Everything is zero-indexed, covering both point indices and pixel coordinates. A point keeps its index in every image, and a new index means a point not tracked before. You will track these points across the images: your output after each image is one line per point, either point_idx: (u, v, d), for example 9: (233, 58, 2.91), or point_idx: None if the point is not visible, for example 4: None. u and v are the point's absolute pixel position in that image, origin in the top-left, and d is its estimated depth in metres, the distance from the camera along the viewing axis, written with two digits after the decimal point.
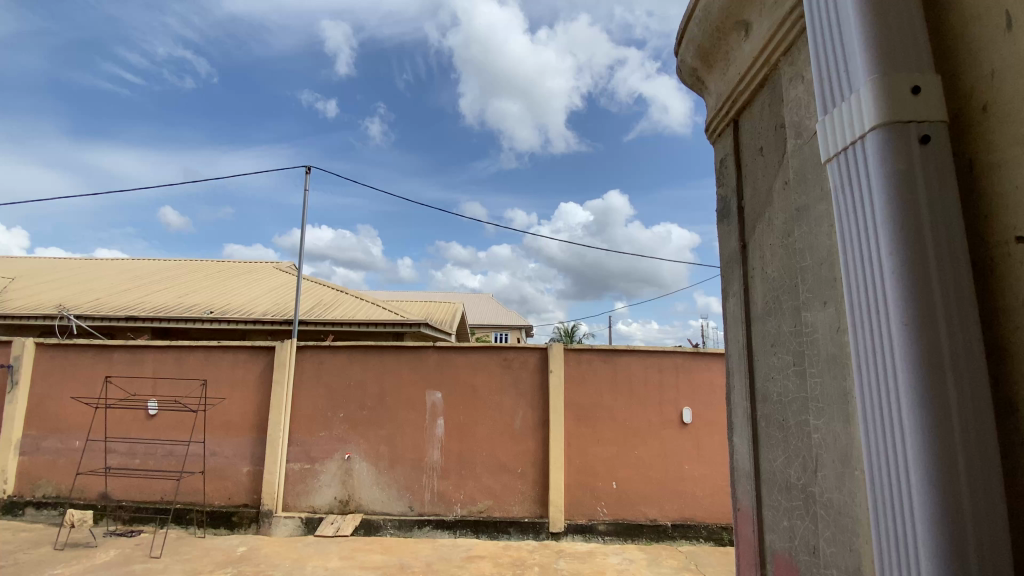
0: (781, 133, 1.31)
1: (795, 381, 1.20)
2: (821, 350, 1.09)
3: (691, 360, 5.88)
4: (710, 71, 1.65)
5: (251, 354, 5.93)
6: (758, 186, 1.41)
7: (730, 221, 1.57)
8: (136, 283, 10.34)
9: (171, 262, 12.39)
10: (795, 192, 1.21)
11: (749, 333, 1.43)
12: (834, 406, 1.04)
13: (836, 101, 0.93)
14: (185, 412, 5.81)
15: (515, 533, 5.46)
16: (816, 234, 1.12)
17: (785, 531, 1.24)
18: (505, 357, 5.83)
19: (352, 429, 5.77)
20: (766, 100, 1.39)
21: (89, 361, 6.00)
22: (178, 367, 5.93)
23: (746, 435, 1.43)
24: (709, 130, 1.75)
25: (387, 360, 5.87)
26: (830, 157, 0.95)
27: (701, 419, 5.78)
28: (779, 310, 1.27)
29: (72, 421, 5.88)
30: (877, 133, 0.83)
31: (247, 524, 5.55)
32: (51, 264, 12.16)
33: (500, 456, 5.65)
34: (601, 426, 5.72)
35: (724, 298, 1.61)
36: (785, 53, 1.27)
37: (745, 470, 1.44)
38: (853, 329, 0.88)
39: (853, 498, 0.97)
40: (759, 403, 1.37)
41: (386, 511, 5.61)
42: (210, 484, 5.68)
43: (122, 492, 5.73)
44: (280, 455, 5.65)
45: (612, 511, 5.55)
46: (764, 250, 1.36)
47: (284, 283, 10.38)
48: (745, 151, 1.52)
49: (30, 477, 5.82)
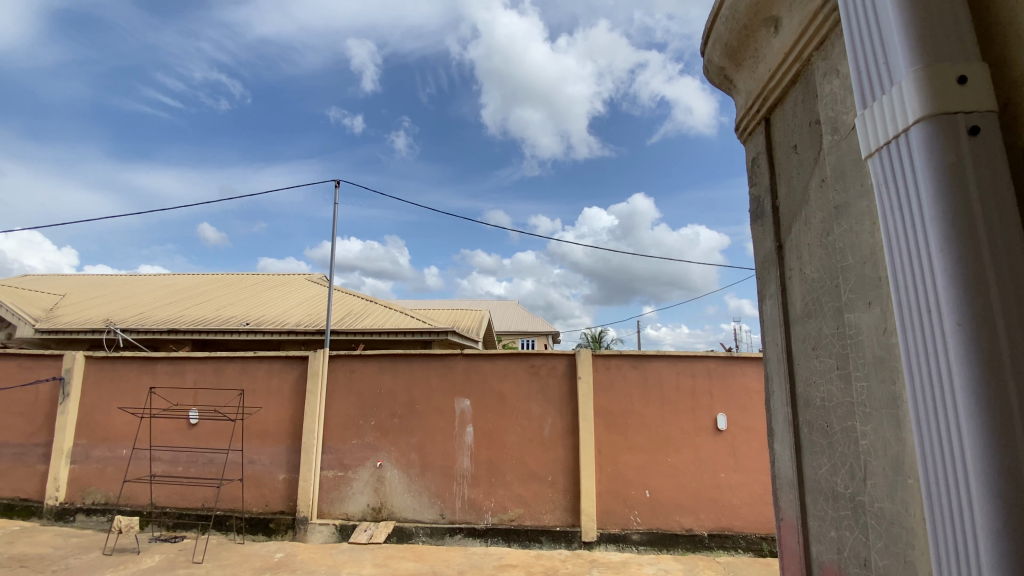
0: (816, 129, 1.27)
1: (840, 386, 1.16)
2: (867, 352, 1.05)
3: (724, 365, 5.73)
4: (738, 70, 1.62)
5: (285, 364, 6.09)
6: (793, 184, 1.38)
7: (764, 222, 1.53)
8: (176, 297, 10.77)
9: (208, 276, 12.87)
10: (833, 189, 1.17)
11: (788, 336, 1.39)
12: (883, 412, 1.00)
13: (873, 96, 0.90)
14: (224, 421, 6.01)
15: (547, 543, 5.41)
16: (857, 232, 1.08)
17: (833, 542, 1.19)
18: (532, 364, 5.82)
19: (383, 437, 5.84)
20: (798, 97, 1.36)
21: (134, 372, 6.28)
22: (218, 377, 6.15)
23: (788, 442, 1.38)
24: (739, 129, 1.71)
25: (416, 369, 5.94)
26: (871, 152, 0.91)
27: (736, 425, 5.62)
28: (820, 312, 1.23)
29: (119, 430, 6.15)
30: (923, 125, 0.80)
31: (284, 531, 5.67)
32: (97, 281, 12.80)
33: (530, 464, 5.62)
34: (632, 433, 5.63)
35: (761, 300, 1.56)
36: (819, 47, 1.24)
37: (788, 478, 1.39)
38: (901, 329, 0.84)
39: (908, 508, 0.92)
40: (801, 409, 1.32)
41: (418, 518, 5.64)
42: (248, 491, 5.84)
43: (166, 499, 5.95)
44: (314, 463, 5.76)
45: (645, 520, 5.44)
46: (802, 250, 1.32)
47: (316, 294, 10.65)
48: (778, 150, 1.49)
49: (81, 484, 6.10)
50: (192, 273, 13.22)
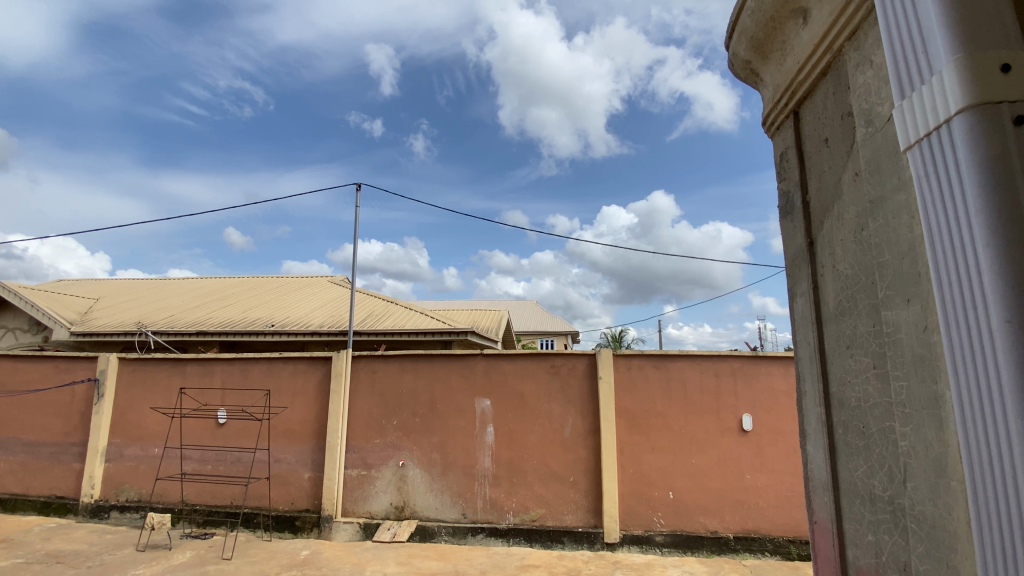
0: (848, 122, 1.24)
1: (877, 386, 1.12)
2: (905, 351, 1.02)
3: (749, 365, 5.62)
4: (765, 62, 1.59)
5: (310, 365, 6.20)
6: (825, 179, 1.34)
7: (794, 218, 1.50)
8: (203, 300, 11.07)
9: (234, 279, 13.20)
10: (868, 182, 1.14)
11: (821, 335, 1.35)
12: (924, 412, 0.97)
13: (913, 86, 0.87)
14: (251, 420, 6.15)
15: (568, 543, 5.39)
16: (894, 228, 1.05)
17: (870, 546, 1.16)
18: (552, 365, 5.80)
19: (405, 437, 5.90)
20: (829, 89, 1.33)
21: (165, 373, 6.47)
22: (244, 378, 6.30)
23: (822, 443, 1.35)
24: (767, 123, 1.68)
25: (437, 369, 5.98)
26: (910, 145, 0.88)
27: (762, 426, 5.51)
28: (855, 310, 1.20)
29: (151, 429, 6.35)
30: (965, 115, 0.77)
31: (309, 529, 5.78)
32: (129, 285, 13.24)
33: (552, 464, 5.61)
34: (654, 433, 5.56)
35: (792, 298, 1.53)
36: (850, 37, 1.20)
37: (822, 480, 1.36)
38: (945, 327, 0.82)
39: (951, 512, 0.90)
40: (835, 409, 1.29)
41: (441, 517, 5.68)
42: (275, 489, 5.96)
43: (196, 497, 6.12)
44: (338, 462, 5.85)
45: (669, 521, 5.38)
46: (835, 247, 1.29)
47: (338, 296, 10.83)
48: (809, 144, 1.45)
49: (115, 482, 6.31)
50: (217, 277, 13.56)
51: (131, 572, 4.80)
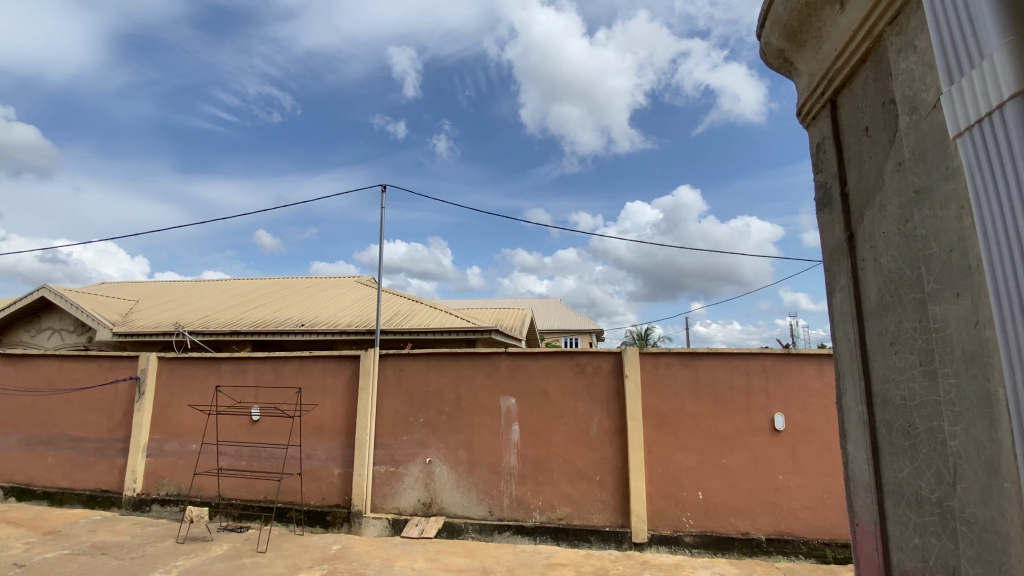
0: (891, 109, 1.20)
1: (923, 383, 1.09)
2: (954, 347, 0.98)
3: (781, 363, 5.47)
4: (800, 51, 1.54)
5: (339, 363, 6.34)
6: (865, 169, 1.30)
7: (833, 210, 1.45)
8: (236, 300, 11.42)
9: (265, 280, 13.58)
10: (912, 172, 1.10)
11: (862, 331, 1.31)
12: (975, 410, 0.93)
13: (963, 70, 0.92)
14: (283, 417, 6.33)
15: (596, 542, 5.36)
16: (942, 218, 1.01)
17: (917, 550, 1.11)
18: (578, 363, 5.77)
19: (432, 434, 5.97)
20: (869, 76, 1.29)
21: (201, 371, 6.71)
22: (276, 376, 6.47)
23: (863, 443, 1.31)
24: (802, 113, 1.63)
25: (463, 367, 6.03)
26: (961, 132, 0.92)
27: (795, 425, 5.36)
28: (899, 305, 1.16)
29: (189, 426, 6.59)
30: (1018, 101, 0.81)
31: (339, 524, 5.91)
32: (166, 287, 13.76)
33: (578, 463, 5.59)
34: (683, 432, 5.48)
35: (831, 294, 1.48)
36: (891, 22, 1.16)
37: (864, 482, 1.32)
38: (1003, 313, 0.83)
39: (1004, 514, 0.86)
40: (878, 407, 1.25)
41: (468, 514, 5.72)
42: (306, 485, 6.11)
43: (232, 491, 6.32)
44: (367, 459, 5.96)
45: (698, 522, 5.29)
46: (876, 240, 1.25)
47: (365, 296, 11.01)
48: (848, 134, 1.40)
49: (156, 476, 6.58)
50: (249, 278, 13.97)
51: (172, 563, 4.99)
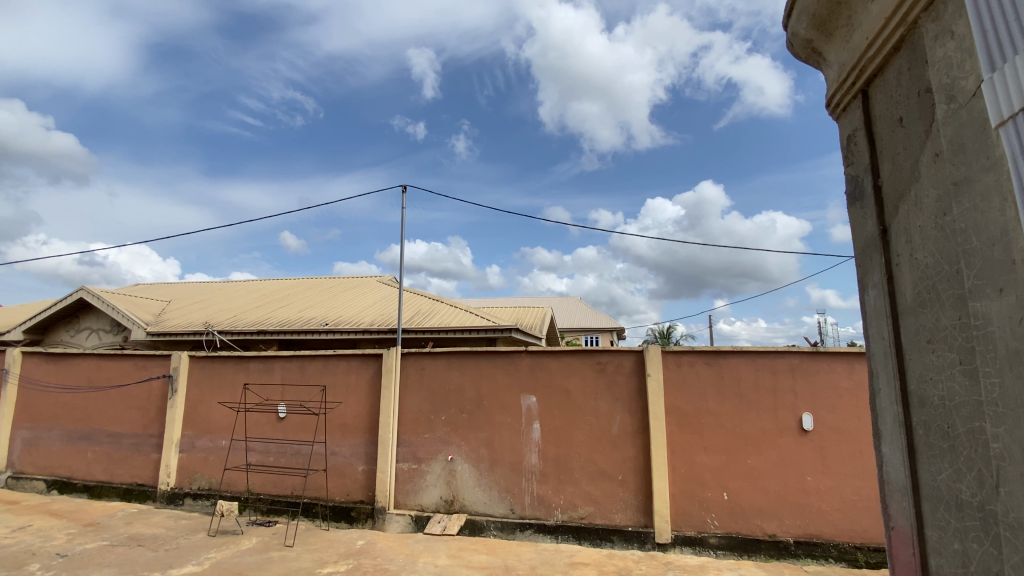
0: (927, 99, 1.16)
1: (964, 382, 1.05)
2: (997, 345, 0.94)
3: (809, 362, 5.33)
4: (829, 41, 1.50)
5: (362, 361, 6.44)
6: (899, 162, 1.26)
7: (865, 204, 1.41)
8: (262, 301, 11.70)
9: (289, 280, 13.88)
10: (950, 163, 1.06)
11: (897, 329, 1.27)
12: (1020, 411, 0.89)
13: (1005, 57, 0.90)
14: (309, 415, 6.46)
15: (619, 542, 5.32)
16: (983, 211, 0.97)
17: (957, 555, 1.08)
18: (599, 361, 5.74)
19: (453, 432, 6.01)
20: (903, 65, 1.24)
21: (230, 370, 6.89)
22: (302, 374, 6.61)
23: (899, 445, 1.26)
24: (831, 104, 1.59)
25: (484, 366, 6.05)
26: (1003, 121, 0.90)
27: (824, 426, 5.23)
28: (936, 301, 1.12)
29: (218, 423, 6.78)
30: None
31: (364, 519, 6.00)
32: (196, 287, 14.19)
33: (600, 462, 5.55)
34: (707, 432, 5.39)
35: (863, 290, 1.44)
36: (927, 8, 1.13)
37: (900, 484, 1.27)
38: None
39: None
40: (914, 407, 1.21)
41: (489, 512, 5.75)
42: (331, 481, 6.23)
43: (260, 486, 6.48)
44: (390, 456, 6.04)
45: (723, 523, 5.20)
46: (912, 233, 1.20)
47: (387, 295, 11.15)
48: (880, 125, 1.36)
49: (188, 471, 6.79)
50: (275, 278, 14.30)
51: (204, 555, 5.14)
